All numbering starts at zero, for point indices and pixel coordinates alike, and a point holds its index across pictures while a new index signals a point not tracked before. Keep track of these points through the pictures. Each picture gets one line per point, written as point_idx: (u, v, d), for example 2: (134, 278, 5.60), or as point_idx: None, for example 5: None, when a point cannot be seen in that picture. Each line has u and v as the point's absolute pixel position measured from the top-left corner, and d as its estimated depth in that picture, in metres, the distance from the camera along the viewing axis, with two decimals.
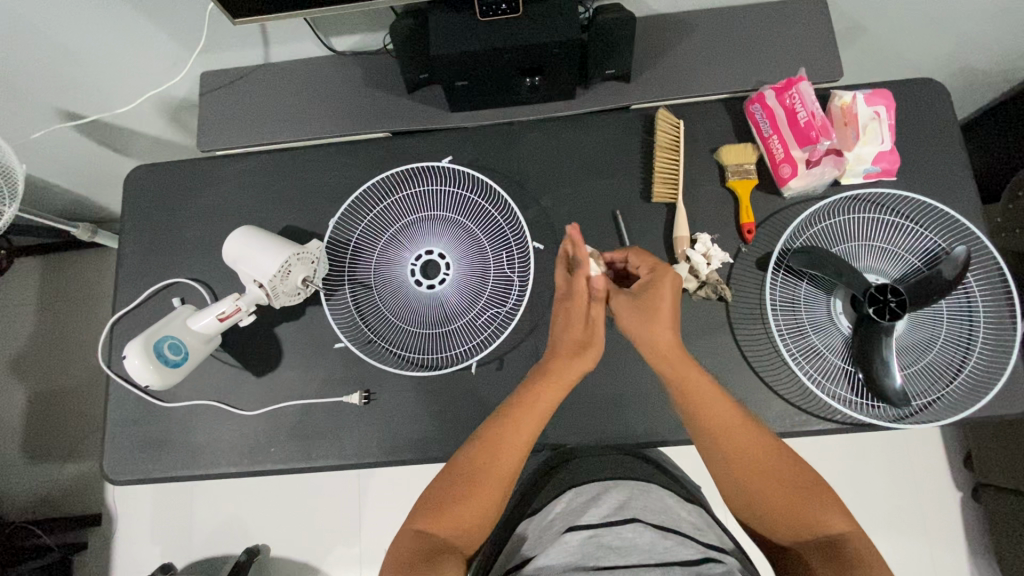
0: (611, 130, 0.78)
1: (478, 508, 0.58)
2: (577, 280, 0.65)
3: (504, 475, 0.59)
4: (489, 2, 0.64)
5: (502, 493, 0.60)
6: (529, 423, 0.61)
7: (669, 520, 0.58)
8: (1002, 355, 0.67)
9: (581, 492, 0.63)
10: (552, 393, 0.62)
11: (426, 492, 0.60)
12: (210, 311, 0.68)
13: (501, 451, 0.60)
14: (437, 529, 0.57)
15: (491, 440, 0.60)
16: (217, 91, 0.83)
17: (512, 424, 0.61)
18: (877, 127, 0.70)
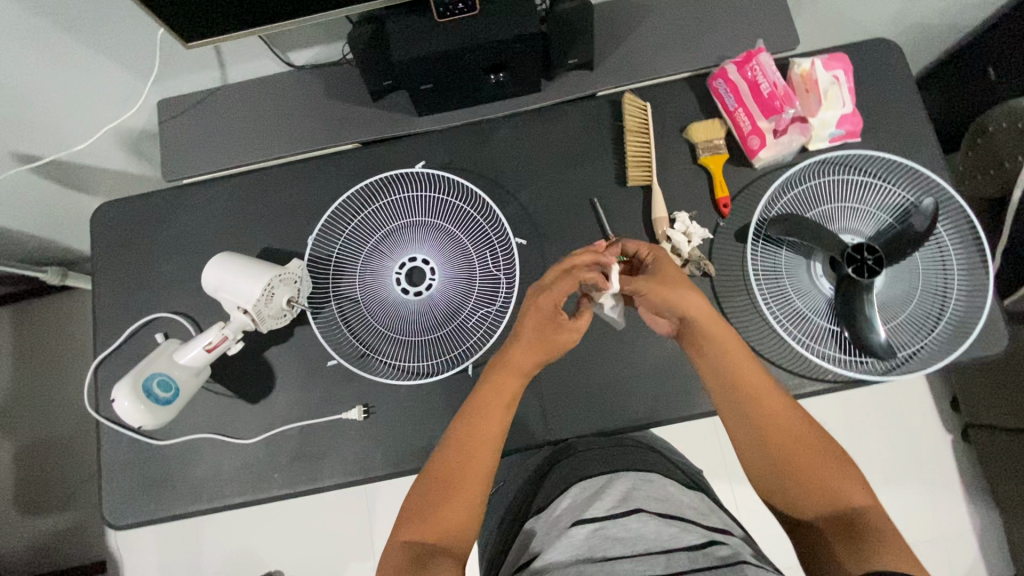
0: (580, 118, 0.78)
1: (463, 508, 0.58)
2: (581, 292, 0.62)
3: (484, 471, 0.60)
4: (445, 3, 0.63)
5: (483, 490, 0.60)
6: (500, 415, 0.62)
7: (673, 507, 0.57)
8: (978, 300, 0.69)
9: (586, 486, 0.62)
10: (512, 379, 0.63)
11: (412, 500, 0.59)
12: (196, 342, 0.67)
13: (472, 449, 0.60)
14: (422, 538, 0.57)
15: (468, 437, 0.61)
16: (176, 117, 0.81)
17: (484, 417, 0.62)
18: (838, 91, 0.72)
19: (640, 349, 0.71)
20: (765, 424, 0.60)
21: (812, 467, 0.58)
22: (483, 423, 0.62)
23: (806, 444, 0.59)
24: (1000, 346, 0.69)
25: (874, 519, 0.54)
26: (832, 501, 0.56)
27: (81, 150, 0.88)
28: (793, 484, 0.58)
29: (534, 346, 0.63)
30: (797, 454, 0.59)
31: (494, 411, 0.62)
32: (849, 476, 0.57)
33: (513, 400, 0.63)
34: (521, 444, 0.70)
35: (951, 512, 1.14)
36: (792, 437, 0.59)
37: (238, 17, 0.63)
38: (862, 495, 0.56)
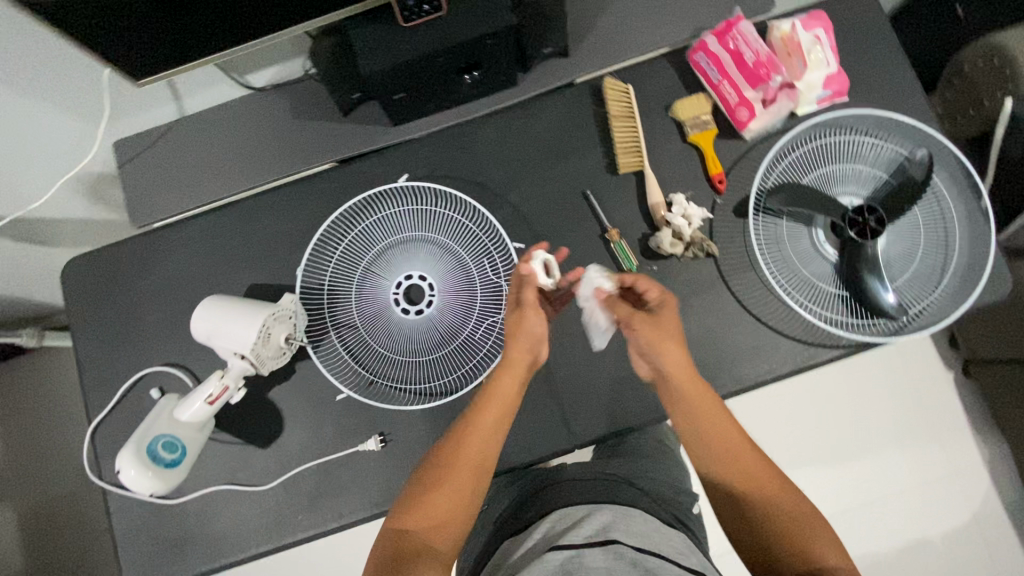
0: (562, 109, 0.75)
1: (459, 495, 0.59)
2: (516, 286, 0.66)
3: (486, 457, 0.61)
4: (410, 6, 0.60)
5: (481, 478, 0.60)
6: (513, 398, 0.63)
7: (652, 543, 0.56)
8: (981, 250, 0.69)
9: (567, 514, 0.62)
10: (513, 376, 0.63)
11: (406, 492, 0.60)
12: (196, 396, 0.63)
13: (468, 445, 0.60)
14: (413, 528, 0.57)
15: (476, 421, 0.62)
16: (138, 158, 0.76)
17: (497, 398, 0.62)
18: (821, 51, 0.70)
19: None
20: (733, 473, 0.60)
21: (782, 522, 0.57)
22: (498, 407, 0.62)
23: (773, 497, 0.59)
24: (1004, 292, 0.69)
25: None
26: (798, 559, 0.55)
27: (41, 205, 0.83)
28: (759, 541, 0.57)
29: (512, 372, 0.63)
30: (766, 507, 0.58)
31: (509, 394, 0.63)
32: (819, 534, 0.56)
33: (514, 399, 0.63)
34: (544, 451, 0.69)
35: (959, 446, 1.17)
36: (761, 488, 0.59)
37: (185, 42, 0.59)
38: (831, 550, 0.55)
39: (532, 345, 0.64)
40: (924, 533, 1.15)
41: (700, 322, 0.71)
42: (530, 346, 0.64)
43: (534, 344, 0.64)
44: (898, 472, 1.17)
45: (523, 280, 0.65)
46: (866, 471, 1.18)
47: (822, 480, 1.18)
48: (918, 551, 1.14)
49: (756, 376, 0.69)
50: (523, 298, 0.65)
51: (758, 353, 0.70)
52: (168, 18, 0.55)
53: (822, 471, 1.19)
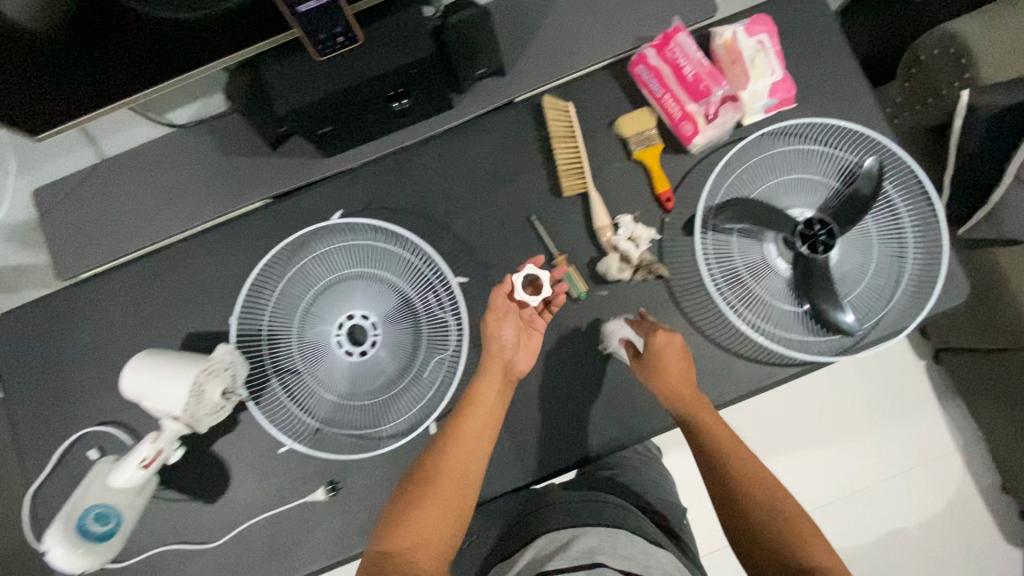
0: (502, 130, 0.72)
1: (442, 509, 0.56)
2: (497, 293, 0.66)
3: (469, 468, 0.58)
4: (323, 40, 0.56)
5: (465, 492, 0.58)
6: (494, 406, 0.62)
7: (641, 566, 0.52)
8: (935, 259, 0.67)
9: (552, 537, 0.57)
10: (492, 381, 0.63)
11: (389, 510, 0.57)
12: (129, 461, 0.61)
13: (455, 452, 0.59)
14: (397, 547, 0.53)
15: (458, 432, 0.60)
16: (59, 206, 0.72)
17: (477, 408, 0.61)
18: (765, 58, 0.67)
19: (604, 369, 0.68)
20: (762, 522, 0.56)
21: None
22: (479, 416, 0.61)
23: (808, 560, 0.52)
24: (961, 299, 0.67)
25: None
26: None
27: None
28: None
29: (493, 378, 0.63)
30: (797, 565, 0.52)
31: (490, 402, 0.62)
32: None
33: (497, 405, 0.62)
34: (501, 489, 0.68)
35: (934, 433, 1.17)
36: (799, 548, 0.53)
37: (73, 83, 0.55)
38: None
39: (501, 350, 0.64)
40: (902, 523, 1.15)
41: None
42: (499, 350, 0.64)
43: (504, 348, 0.64)
44: (874, 463, 1.17)
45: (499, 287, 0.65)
46: (843, 464, 1.18)
47: (801, 476, 1.18)
48: (896, 540, 1.15)
49: (714, 400, 0.67)
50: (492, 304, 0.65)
51: (715, 376, 0.68)
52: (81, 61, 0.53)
53: (800, 467, 1.18)
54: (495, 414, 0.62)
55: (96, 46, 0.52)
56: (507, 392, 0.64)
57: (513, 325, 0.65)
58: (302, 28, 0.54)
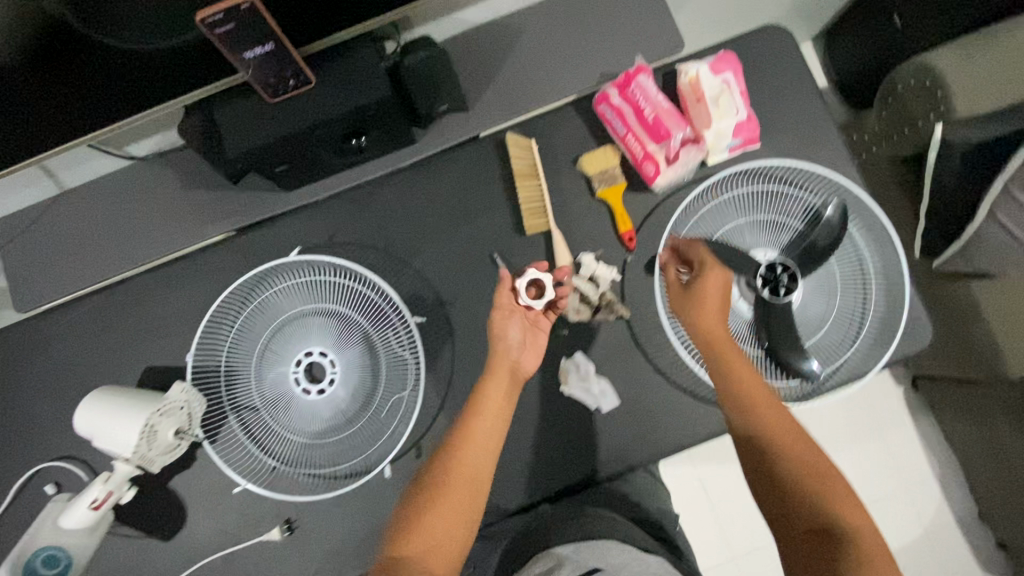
0: (466, 165, 0.71)
1: (458, 510, 0.54)
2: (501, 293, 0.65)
3: (483, 469, 0.57)
4: (272, 82, 0.55)
5: (477, 492, 0.56)
6: (501, 407, 0.61)
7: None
8: (896, 303, 0.67)
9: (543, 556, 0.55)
10: (497, 381, 0.62)
11: (397, 518, 0.55)
12: (79, 502, 0.60)
13: (469, 450, 0.58)
14: (409, 551, 0.52)
15: (468, 433, 0.59)
16: (18, 237, 0.71)
17: (486, 408, 0.60)
18: (730, 97, 0.67)
19: (563, 409, 0.67)
20: (796, 484, 0.53)
21: (847, 554, 0.48)
22: (488, 416, 0.60)
23: (840, 521, 0.50)
24: (924, 343, 0.67)
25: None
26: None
27: None
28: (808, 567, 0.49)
29: (501, 378, 0.62)
30: (830, 530, 0.50)
31: (497, 401, 0.61)
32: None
33: (506, 403, 0.61)
34: None
35: (910, 460, 1.17)
36: (833, 511, 0.50)
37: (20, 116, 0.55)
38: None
39: (507, 350, 0.63)
40: None
41: (614, 387, 0.68)
42: (505, 350, 0.63)
43: (509, 348, 0.63)
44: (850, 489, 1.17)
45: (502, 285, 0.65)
46: None
47: None
48: None
49: (674, 444, 0.66)
50: (496, 302, 0.64)
51: (676, 420, 0.66)
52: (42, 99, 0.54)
53: None
54: (506, 413, 0.61)
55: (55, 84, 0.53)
56: (515, 392, 0.63)
57: (518, 323, 0.64)
58: (248, 75, 0.53)
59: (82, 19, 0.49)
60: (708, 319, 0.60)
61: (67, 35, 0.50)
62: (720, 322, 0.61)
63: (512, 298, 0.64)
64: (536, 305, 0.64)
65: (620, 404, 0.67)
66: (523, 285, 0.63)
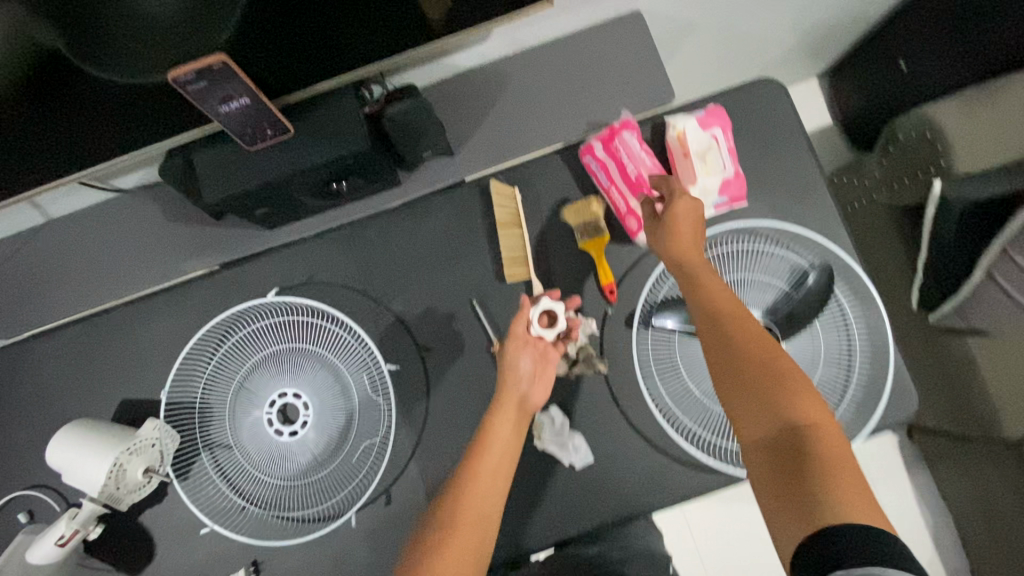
0: (449, 209, 0.71)
1: (464, 553, 0.52)
2: (517, 320, 0.64)
3: (490, 509, 0.55)
4: (251, 133, 0.57)
5: (487, 533, 0.54)
6: (510, 443, 0.58)
7: None
8: (879, 371, 0.65)
9: None
10: (506, 418, 0.59)
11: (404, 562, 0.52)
12: (44, 539, 0.61)
13: (478, 490, 0.55)
14: None
15: (473, 474, 0.56)
16: (6, 264, 0.73)
17: (492, 448, 0.57)
18: (717, 154, 0.66)
19: (535, 463, 0.67)
20: (760, 394, 0.49)
21: (811, 465, 0.44)
22: (495, 453, 0.57)
23: (803, 429, 0.46)
24: (911, 413, 0.65)
25: (851, 544, 0.38)
26: (804, 510, 0.42)
27: None
28: (771, 482, 0.46)
29: (510, 414, 0.60)
30: (792, 439, 0.46)
31: (505, 438, 0.58)
32: (855, 488, 0.43)
33: (515, 441, 0.59)
34: None
35: (903, 513, 1.14)
36: (796, 420, 0.47)
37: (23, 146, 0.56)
38: (864, 513, 0.41)
39: (517, 381, 0.61)
40: None
41: (589, 442, 0.67)
42: (514, 383, 0.61)
43: (519, 381, 0.62)
44: None
45: (518, 314, 0.64)
46: None
47: None
48: None
49: (647, 505, 0.65)
50: (513, 330, 0.63)
51: (650, 480, 0.65)
52: (19, 144, 0.55)
53: None
54: (515, 451, 0.59)
55: (28, 131, 0.54)
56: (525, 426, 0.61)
57: (530, 355, 0.63)
58: (225, 125, 0.54)
59: (76, 49, 0.47)
60: (681, 243, 0.59)
61: (29, 91, 0.50)
62: (692, 247, 0.59)
63: (526, 327, 0.63)
64: (547, 335, 0.63)
65: (594, 459, 0.66)
66: (537, 314, 0.63)
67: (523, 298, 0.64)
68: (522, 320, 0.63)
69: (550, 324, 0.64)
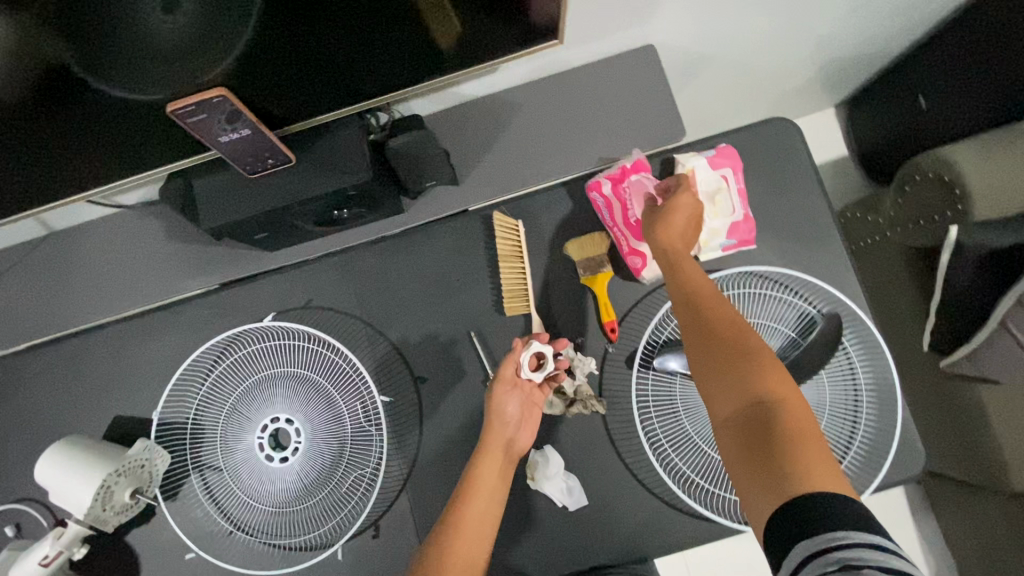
0: (452, 238, 0.70)
1: None
2: (506, 363, 0.62)
3: (477, 556, 0.53)
4: (252, 162, 0.57)
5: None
6: (497, 487, 0.58)
7: None
8: (886, 426, 0.63)
9: None
10: (493, 461, 0.59)
11: None
12: (28, 559, 0.60)
13: (465, 535, 0.54)
14: None
15: (461, 520, 0.55)
16: (7, 274, 0.73)
17: (480, 491, 0.57)
18: (728, 197, 0.64)
19: (528, 501, 0.65)
20: (731, 370, 0.49)
21: (780, 440, 0.44)
22: (483, 499, 0.57)
23: (771, 402, 0.46)
24: (917, 470, 0.63)
25: (817, 515, 0.39)
26: (773, 482, 0.42)
27: None
28: (742, 456, 0.46)
29: (497, 457, 0.59)
30: (761, 413, 0.46)
31: (492, 482, 0.58)
32: (821, 458, 0.43)
33: (502, 485, 0.58)
34: None
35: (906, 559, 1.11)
36: (764, 395, 0.46)
37: (29, 162, 0.55)
38: (829, 482, 0.41)
39: (503, 426, 0.61)
40: None
41: (583, 484, 0.65)
42: (501, 427, 0.61)
43: (506, 425, 0.61)
44: None
45: (509, 357, 0.62)
46: None
47: None
48: None
49: (640, 552, 0.63)
50: (502, 373, 0.61)
51: (644, 526, 0.64)
52: (18, 163, 0.55)
53: None
54: (501, 496, 0.58)
55: (26, 151, 0.53)
56: (510, 469, 0.61)
57: (518, 399, 0.62)
58: (228, 153, 0.54)
59: (88, 65, 0.45)
60: (669, 231, 0.59)
61: (25, 114, 0.49)
62: (682, 235, 0.59)
63: (516, 370, 0.62)
64: (536, 380, 0.62)
65: (587, 502, 0.64)
66: (527, 358, 0.62)
67: (517, 342, 0.62)
68: (513, 365, 0.62)
69: (540, 369, 0.63)
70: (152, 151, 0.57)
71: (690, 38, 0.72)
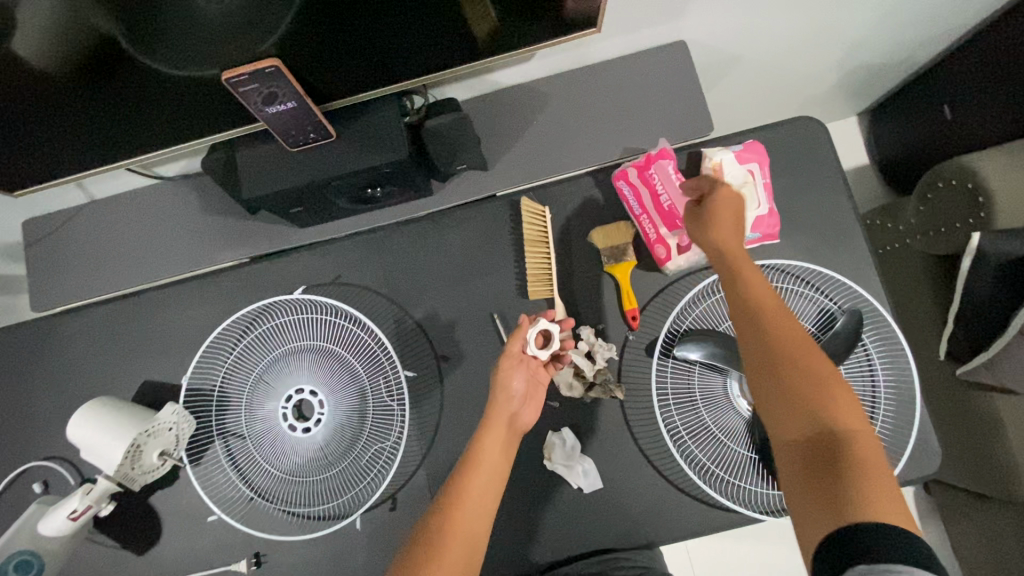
0: (480, 222, 0.72)
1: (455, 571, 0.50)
2: (513, 338, 0.63)
3: (481, 526, 0.54)
4: (294, 136, 0.59)
5: (473, 553, 0.53)
6: (501, 462, 0.58)
7: None
8: (903, 424, 0.64)
9: None
10: (497, 437, 0.59)
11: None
12: (58, 511, 0.62)
13: (469, 506, 0.55)
14: None
15: (464, 491, 0.55)
16: (48, 238, 0.75)
17: (484, 466, 0.57)
18: (754, 190, 0.65)
19: (543, 482, 0.66)
20: (792, 389, 0.48)
21: (841, 466, 0.44)
22: (486, 473, 0.57)
23: (838, 431, 0.46)
24: (933, 469, 0.63)
25: (876, 542, 0.39)
26: (836, 506, 0.42)
27: None
28: (801, 478, 0.46)
29: (500, 433, 0.60)
30: (825, 437, 0.46)
31: (495, 456, 0.58)
32: (886, 491, 0.43)
33: (505, 460, 0.59)
34: None
35: None
36: (830, 420, 0.47)
37: (81, 128, 0.57)
38: (889, 513, 0.41)
39: (508, 401, 0.62)
40: None
41: (598, 467, 0.66)
42: (505, 402, 0.62)
43: (510, 400, 0.62)
44: None
45: (516, 332, 0.64)
46: None
47: None
48: None
49: (654, 536, 0.64)
50: (508, 347, 0.63)
51: (659, 511, 0.64)
52: (71, 128, 0.57)
53: None
54: (504, 471, 0.58)
55: (79, 115, 0.55)
56: (512, 444, 0.61)
57: (523, 375, 0.63)
58: (272, 126, 0.57)
59: (135, 39, 0.47)
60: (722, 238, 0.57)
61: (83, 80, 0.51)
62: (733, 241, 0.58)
63: (522, 346, 0.63)
64: (541, 357, 0.63)
65: (602, 485, 0.65)
66: (533, 334, 0.63)
67: (523, 317, 0.64)
68: (519, 340, 0.63)
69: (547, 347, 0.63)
70: (197, 122, 0.59)
71: (721, 36, 0.73)
